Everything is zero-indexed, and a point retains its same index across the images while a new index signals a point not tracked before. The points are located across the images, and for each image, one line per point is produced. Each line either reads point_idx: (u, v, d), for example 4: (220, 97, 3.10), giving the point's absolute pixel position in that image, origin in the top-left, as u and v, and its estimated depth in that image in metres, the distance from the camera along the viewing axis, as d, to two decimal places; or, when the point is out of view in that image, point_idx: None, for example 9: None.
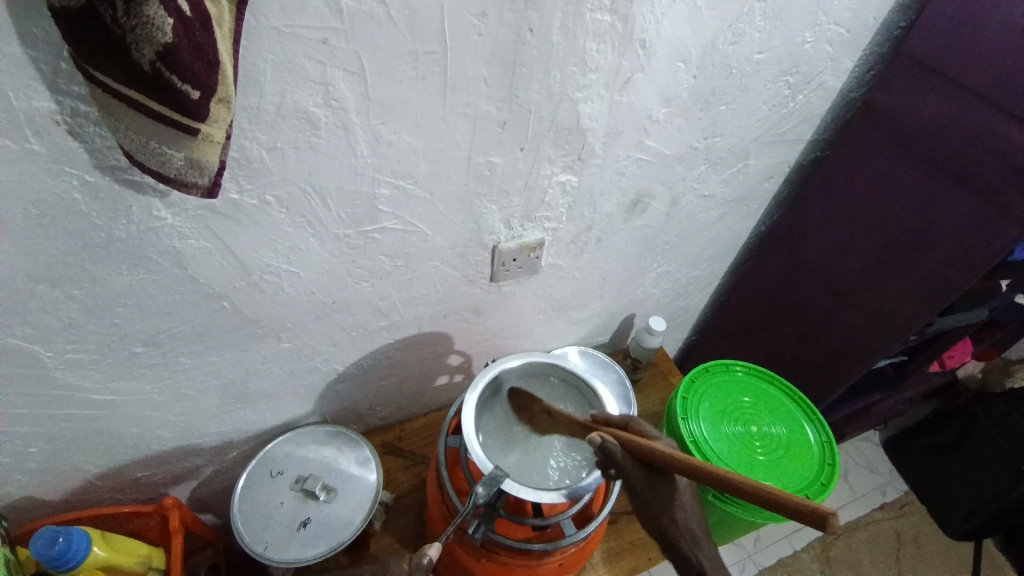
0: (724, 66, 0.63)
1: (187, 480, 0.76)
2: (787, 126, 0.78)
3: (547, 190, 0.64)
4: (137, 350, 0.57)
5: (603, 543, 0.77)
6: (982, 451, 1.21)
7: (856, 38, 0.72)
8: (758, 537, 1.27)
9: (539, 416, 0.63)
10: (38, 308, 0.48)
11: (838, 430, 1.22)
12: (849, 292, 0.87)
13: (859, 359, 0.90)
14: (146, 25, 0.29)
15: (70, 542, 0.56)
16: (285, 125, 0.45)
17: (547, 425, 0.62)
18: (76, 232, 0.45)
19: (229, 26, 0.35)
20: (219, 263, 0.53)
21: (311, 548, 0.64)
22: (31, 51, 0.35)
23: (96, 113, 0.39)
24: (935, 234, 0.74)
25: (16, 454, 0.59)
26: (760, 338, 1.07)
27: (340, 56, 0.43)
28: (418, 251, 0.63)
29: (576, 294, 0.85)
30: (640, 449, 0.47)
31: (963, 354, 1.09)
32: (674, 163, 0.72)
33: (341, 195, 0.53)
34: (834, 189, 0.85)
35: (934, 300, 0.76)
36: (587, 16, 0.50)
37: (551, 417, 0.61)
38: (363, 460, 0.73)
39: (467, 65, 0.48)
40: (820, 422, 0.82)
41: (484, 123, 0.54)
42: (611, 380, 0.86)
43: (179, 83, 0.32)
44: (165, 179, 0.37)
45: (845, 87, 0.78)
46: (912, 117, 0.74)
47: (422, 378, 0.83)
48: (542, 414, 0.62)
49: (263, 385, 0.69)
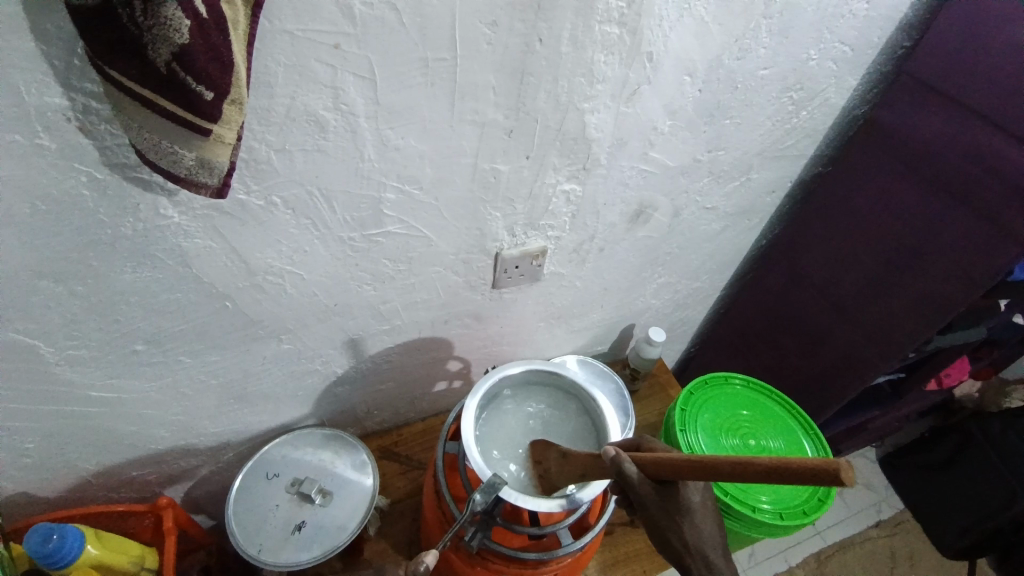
0: (730, 80, 0.64)
1: (182, 480, 0.76)
2: (790, 141, 0.79)
3: (550, 198, 0.65)
4: (137, 348, 0.56)
5: (599, 554, 0.77)
6: (977, 471, 1.21)
7: (860, 56, 0.72)
8: (753, 552, 1.26)
9: (551, 462, 0.59)
10: (42, 304, 0.48)
11: (835, 446, 1.22)
12: (849, 306, 0.87)
13: (858, 378, 0.90)
14: (162, 25, 0.29)
15: (63, 540, 0.56)
16: (294, 127, 0.46)
17: (559, 470, 0.58)
18: (82, 227, 0.45)
19: (243, 29, 0.35)
20: (224, 263, 0.53)
21: (305, 552, 0.64)
22: (46, 47, 0.35)
23: (108, 111, 0.39)
24: (936, 254, 0.74)
25: (12, 449, 0.59)
26: (760, 353, 1.07)
27: (351, 60, 0.44)
28: (422, 256, 0.63)
29: (576, 303, 0.85)
30: (649, 465, 0.48)
31: (960, 372, 1.09)
32: (678, 175, 0.73)
33: (347, 198, 0.53)
34: (836, 206, 0.85)
35: (933, 319, 0.76)
36: (596, 28, 0.50)
37: (563, 460, 0.58)
38: (359, 465, 0.73)
39: (476, 73, 0.49)
40: (819, 437, 0.82)
41: (491, 131, 0.54)
42: (609, 391, 0.86)
43: (193, 83, 0.32)
44: (175, 178, 0.37)
45: (848, 105, 0.79)
46: (914, 136, 0.74)
47: (421, 383, 0.83)
48: (555, 458, 0.59)
49: (262, 387, 0.69)
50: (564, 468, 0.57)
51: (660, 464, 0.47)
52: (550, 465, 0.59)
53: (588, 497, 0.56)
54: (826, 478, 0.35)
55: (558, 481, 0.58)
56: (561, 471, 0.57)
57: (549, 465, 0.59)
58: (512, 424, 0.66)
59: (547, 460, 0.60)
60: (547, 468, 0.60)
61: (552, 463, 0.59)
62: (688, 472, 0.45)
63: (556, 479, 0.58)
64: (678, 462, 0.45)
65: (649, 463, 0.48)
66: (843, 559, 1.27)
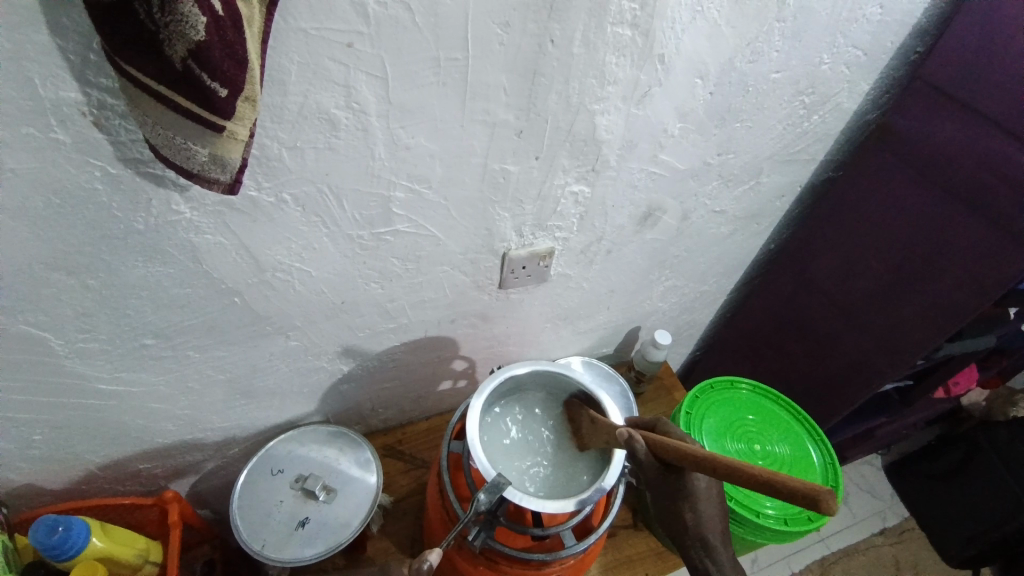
0: (741, 83, 0.64)
1: (188, 474, 0.76)
2: (801, 145, 0.78)
3: (559, 199, 0.65)
4: (146, 342, 0.57)
5: (601, 556, 0.77)
6: (983, 481, 1.20)
7: (873, 61, 0.72)
8: (756, 557, 1.26)
9: (583, 425, 0.63)
10: (52, 297, 0.49)
11: (840, 452, 1.21)
12: (857, 312, 0.87)
13: (865, 384, 0.90)
14: (179, 22, 0.29)
15: (69, 532, 0.57)
16: (306, 125, 0.46)
17: (590, 433, 0.61)
18: (94, 221, 0.45)
19: (258, 26, 0.36)
20: (233, 259, 0.53)
21: (309, 549, 0.64)
22: (62, 41, 0.36)
23: (123, 106, 0.40)
24: (946, 262, 0.74)
25: (21, 440, 0.59)
26: (767, 357, 1.07)
27: (364, 59, 0.44)
28: (429, 256, 0.63)
29: (583, 305, 0.84)
30: (658, 446, 0.51)
31: (969, 380, 1.08)
32: (688, 178, 0.72)
33: (357, 196, 0.53)
34: (847, 211, 0.85)
35: (942, 327, 0.76)
36: (609, 29, 0.50)
37: (593, 425, 0.61)
38: (364, 462, 0.73)
39: (487, 73, 0.49)
40: (825, 444, 0.81)
41: (501, 131, 0.54)
42: (614, 393, 0.86)
43: (208, 80, 0.32)
44: (188, 174, 0.37)
45: (860, 109, 0.79)
46: (928, 142, 0.74)
47: (426, 382, 0.83)
48: (586, 422, 0.63)
49: (269, 383, 0.69)
50: (594, 432, 0.61)
51: (668, 448, 0.50)
52: (583, 428, 0.63)
53: (608, 486, 0.57)
54: (814, 504, 0.39)
55: (589, 441, 0.62)
56: (592, 434, 0.61)
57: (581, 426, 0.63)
58: (517, 438, 0.65)
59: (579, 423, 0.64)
60: (580, 428, 0.64)
61: (583, 426, 0.63)
62: (691, 463, 0.47)
63: (587, 442, 0.62)
64: (683, 452, 0.48)
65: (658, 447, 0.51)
66: (847, 566, 1.26)
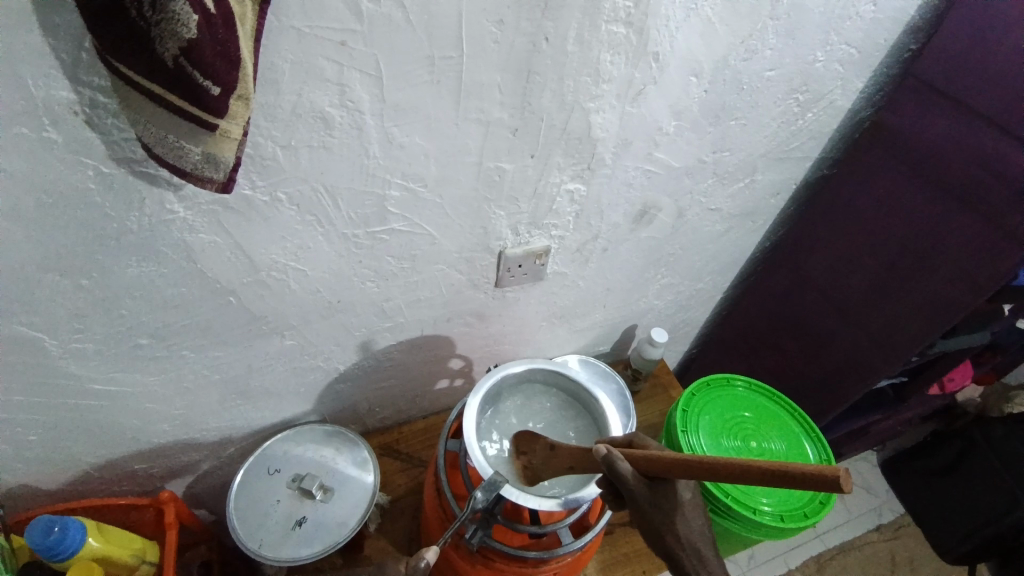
0: (736, 81, 0.64)
1: (184, 474, 0.76)
2: (796, 143, 0.79)
3: (554, 198, 0.65)
4: (141, 342, 0.57)
5: (598, 554, 0.77)
6: (979, 479, 1.21)
7: (867, 59, 0.72)
8: (753, 554, 1.26)
9: (538, 454, 0.60)
10: (46, 297, 0.49)
11: (836, 449, 1.22)
12: (852, 310, 0.87)
13: (860, 381, 0.90)
14: (170, 20, 0.29)
15: (64, 532, 0.57)
16: (300, 124, 0.46)
17: (546, 463, 0.59)
18: (88, 221, 0.45)
19: (251, 24, 0.36)
20: (228, 258, 0.53)
21: (305, 548, 0.64)
22: (54, 41, 0.35)
23: (115, 105, 0.39)
24: (940, 258, 0.74)
25: (16, 441, 0.59)
26: (762, 355, 1.07)
27: (357, 58, 0.44)
28: (425, 254, 0.63)
29: (578, 303, 0.85)
30: (645, 462, 0.48)
31: (963, 377, 1.09)
32: (683, 176, 0.73)
33: (352, 195, 0.53)
34: (841, 209, 0.85)
35: (936, 322, 0.76)
36: (602, 27, 0.50)
37: (551, 452, 0.59)
38: (360, 462, 0.73)
39: (481, 72, 0.49)
40: (821, 440, 0.82)
41: (496, 130, 0.54)
42: (610, 391, 0.86)
43: (200, 78, 0.32)
44: (181, 173, 0.37)
45: (855, 107, 0.79)
46: (922, 139, 0.74)
47: (423, 381, 0.83)
48: (543, 450, 0.60)
49: (265, 382, 0.69)
50: (551, 461, 0.59)
51: (657, 462, 0.47)
52: (536, 458, 0.60)
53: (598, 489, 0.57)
54: (824, 487, 0.35)
55: (542, 473, 0.59)
56: (546, 464, 0.59)
57: (535, 456, 0.61)
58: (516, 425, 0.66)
59: (533, 452, 0.61)
60: (533, 460, 0.61)
61: (539, 454, 0.60)
62: (688, 470, 0.44)
63: (542, 472, 0.59)
64: (673, 460, 0.45)
65: (644, 462, 0.48)
66: (843, 562, 1.27)
